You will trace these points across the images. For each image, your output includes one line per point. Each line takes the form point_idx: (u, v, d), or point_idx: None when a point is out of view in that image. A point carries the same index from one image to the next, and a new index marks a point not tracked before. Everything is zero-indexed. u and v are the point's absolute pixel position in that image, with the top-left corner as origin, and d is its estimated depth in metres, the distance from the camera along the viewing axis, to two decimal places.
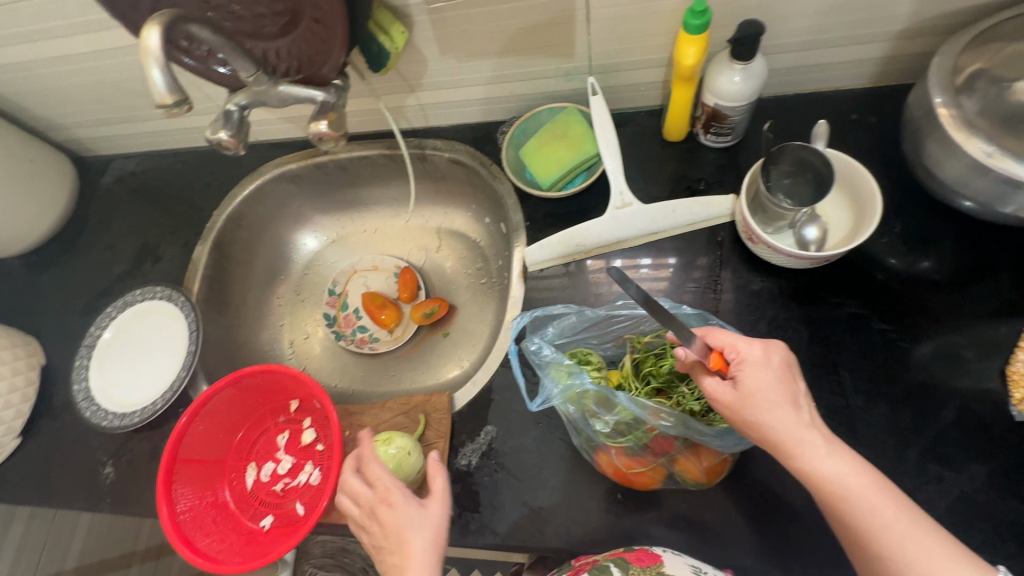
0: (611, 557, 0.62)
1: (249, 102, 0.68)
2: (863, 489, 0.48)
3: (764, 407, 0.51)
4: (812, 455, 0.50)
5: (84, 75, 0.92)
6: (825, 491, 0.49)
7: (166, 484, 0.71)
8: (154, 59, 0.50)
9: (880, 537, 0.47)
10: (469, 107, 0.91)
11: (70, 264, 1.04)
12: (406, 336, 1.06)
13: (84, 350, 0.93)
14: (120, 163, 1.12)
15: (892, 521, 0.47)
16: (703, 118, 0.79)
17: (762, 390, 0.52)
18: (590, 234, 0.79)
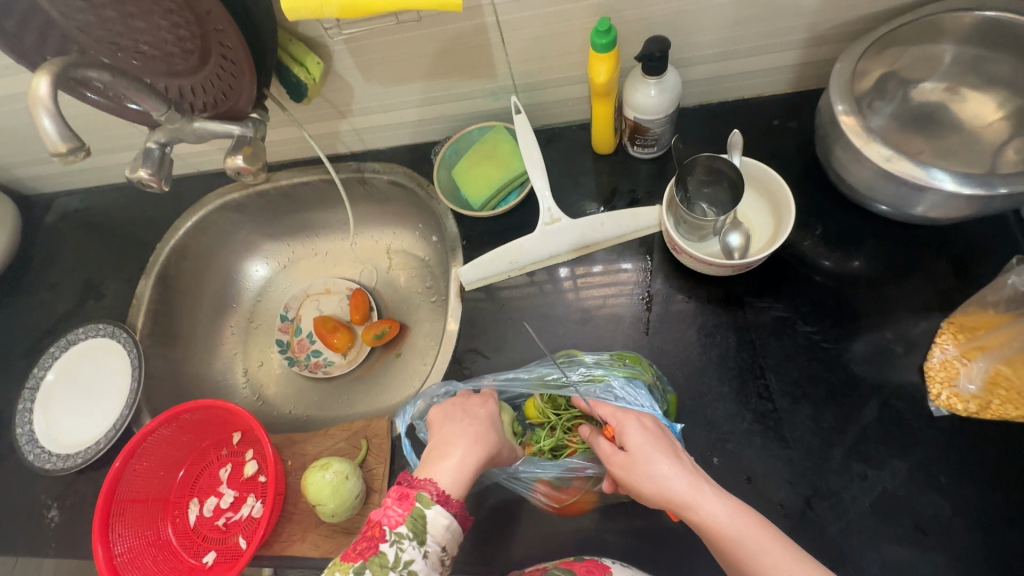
0: (560, 566, 0.63)
1: (170, 139, 0.68)
2: (747, 532, 0.51)
3: (649, 461, 0.56)
4: (698, 504, 0.53)
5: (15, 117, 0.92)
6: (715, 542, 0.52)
7: (101, 526, 0.70)
8: (43, 108, 0.51)
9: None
10: (402, 129, 0.92)
11: (14, 305, 1.03)
12: (359, 358, 1.07)
13: (27, 392, 0.92)
14: (64, 200, 1.12)
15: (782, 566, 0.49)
16: (627, 130, 0.80)
17: (643, 445, 0.58)
18: (522, 251, 0.80)
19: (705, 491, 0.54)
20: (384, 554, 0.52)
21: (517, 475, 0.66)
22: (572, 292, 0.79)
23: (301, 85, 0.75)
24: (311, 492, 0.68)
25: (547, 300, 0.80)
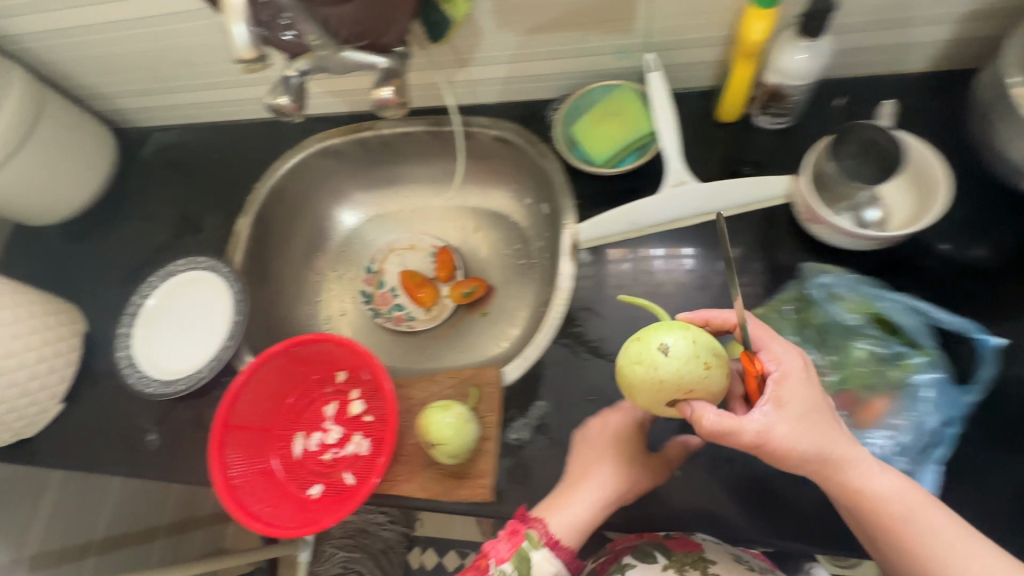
0: (653, 545, 0.77)
1: (311, 68, 0.68)
2: (915, 500, 0.53)
3: (816, 429, 0.52)
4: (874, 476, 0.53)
5: (132, 43, 0.92)
6: (897, 515, 0.53)
7: (218, 447, 0.71)
8: (237, 15, 0.50)
9: (942, 552, 0.51)
10: (518, 83, 0.90)
11: (111, 234, 1.05)
12: (443, 316, 1.06)
13: (128, 318, 0.93)
14: (159, 135, 1.12)
15: (939, 534, 0.52)
16: (762, 98, 0.78)
17: (808, 407, 0.53)
18: (643, 213, 0.79)
19: (876, 465, 0.54)
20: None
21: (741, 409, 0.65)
22: (693, 258, 0.78)
23: (440, 26, 0.74)
24: (433, 434, 0.68)
25: (666, 264, 0.79)
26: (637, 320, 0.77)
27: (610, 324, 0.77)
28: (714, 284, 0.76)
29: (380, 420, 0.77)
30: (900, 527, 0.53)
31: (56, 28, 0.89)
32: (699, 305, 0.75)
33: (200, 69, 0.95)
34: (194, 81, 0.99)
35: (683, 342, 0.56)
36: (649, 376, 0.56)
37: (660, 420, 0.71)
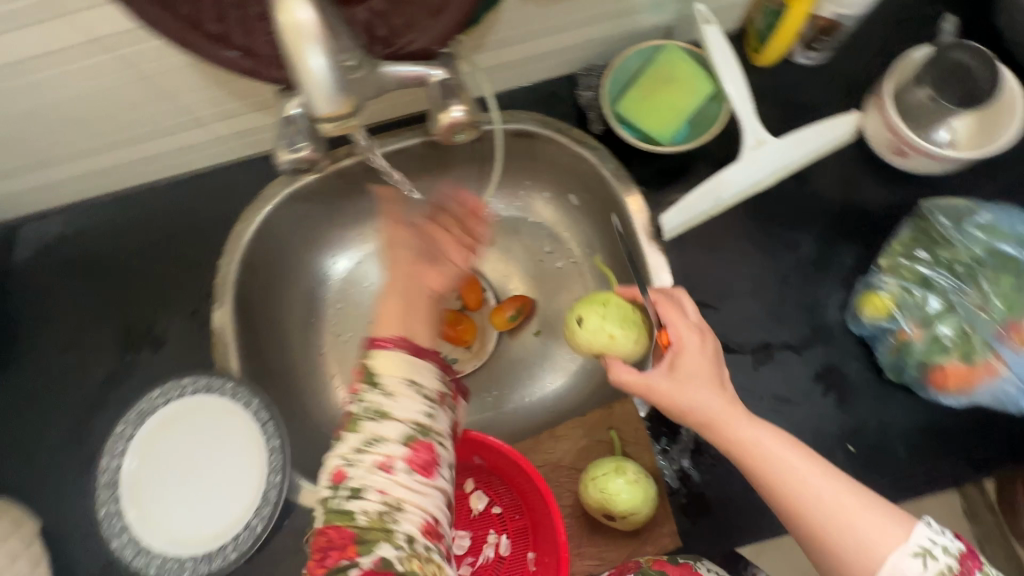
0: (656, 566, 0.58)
1: None
2: (780, 472, 0.50)
3: (694, 384, 0.56)
4: (735, 424, 0.54)
5: None
6: (771, 495, 0.51)
7: None
8: (309, 36, 0.34)
9: (806, 493, 0.49)
10: (534, 62, 0.75)
11: (19, 382, 0.75)
12: (487, 349, 0.90)
13: (104, 492, 0.67)
14: (35, 228, 0.80)
15: (795, 475, 0.50)
16: (810, 32, 0.73)
17: (699, 376, 0.56)
18: (726, 185, 0.71)
19: (785, 447, 0.52)
20: (354, 414, 0.50)
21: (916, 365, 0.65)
22: (783, 221, 0.74)
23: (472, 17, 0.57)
24: (620, 505, 0.58)
25: (760, 234, 0.73)
26: (752, 302, 0.71)
27: (729, 313, 0.71)
28: (812, 244, 0.73)
29: (515, 508, 0.66)
30: (792, 508, 0.49)
31: None
32: (806, 268, 0.72)
33: (89, 126, 0.66)
34: (82, 145, 0.69)
35: (614, 310, 0.65)
36: (592, 332, 0.65)
37: (815, 399, 0.67)
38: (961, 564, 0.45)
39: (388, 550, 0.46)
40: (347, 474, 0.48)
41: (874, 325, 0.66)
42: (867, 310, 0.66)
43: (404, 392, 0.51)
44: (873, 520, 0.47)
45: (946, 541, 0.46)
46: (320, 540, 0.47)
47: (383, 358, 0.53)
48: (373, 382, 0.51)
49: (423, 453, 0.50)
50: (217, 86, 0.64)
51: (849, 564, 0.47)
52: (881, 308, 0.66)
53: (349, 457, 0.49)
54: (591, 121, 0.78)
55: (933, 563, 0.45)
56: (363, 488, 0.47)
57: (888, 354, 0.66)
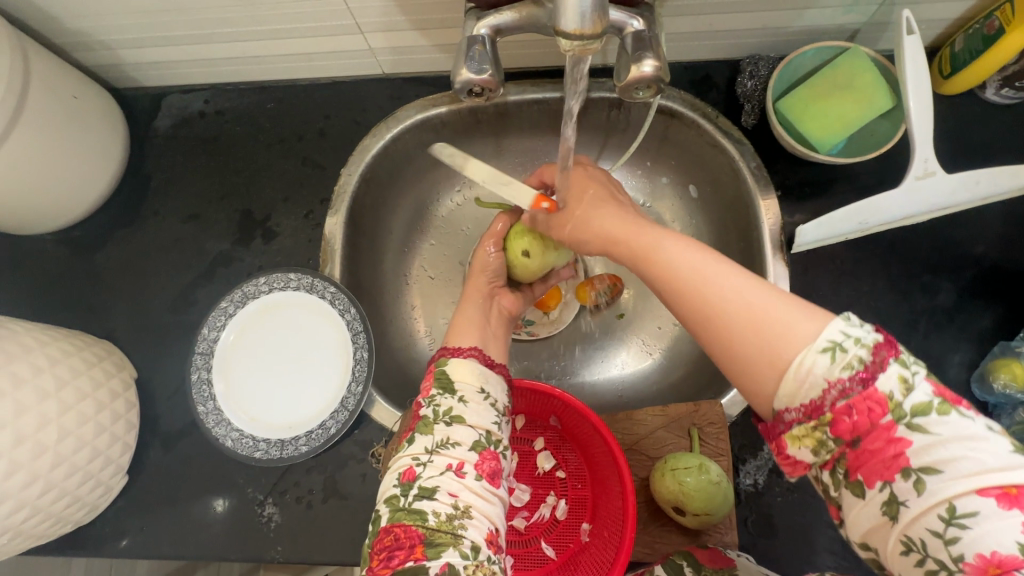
0: (683, 553, 0.59)
1: (517, 26, 0.49)
2: (699, 266, 0.45)
3: (662, 245, 0.49)
4: (668, 250, 0.48)
5: None
6: (674, 290, 0.46)
7: None
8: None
9: (722, 308, 0.43)
10: (700, 40, 0.72)
11: (140, 241, 0.79)
12: (566, 319, 0.85)
13: (200, 359, 0.70)
14: (179, 101, 0.83)
15: (714, 276, 0.44)
16: (1014, 68, 0.66)
17: (594, 212, 0.58)
18: (878, 210, 0.66)
19: (738, 276, 0.44)
20: (426, 415, 0.53)
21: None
22: (927, 263, 0.68)
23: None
24: (695, 500, 0.56)
25: (898, 270, 0.68)
26: None
27: None
28: (954, 294, 0.67)
29: (579, 477, 0.67)
30: (715, 327, 0.43)
31: None
32: (939, 318, 0.67)
33: (259, 11, 0.67)
34: (246, 29, 0.71)
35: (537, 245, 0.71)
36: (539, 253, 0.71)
37: None
38: (873, 355, 0.37)
39: (455, 557, 0.45)
40: (419, 473, 0.50)
41: (1008, 392, 0.61)
42: (1003, 376, 0.61)
43: (476, 399, 0.54)
44: (790, 317, 0.40)
45: (860, 332, 0.38)
46: (386, 539, 0.47)
47: (456, 366, 0.57)
48: (446, 388, 0.55)
49: (489, 460, 0.51)
50: None
51: (762, 368, 0.40)
52: (1022, 378, 0.60)
53: (421, 456, 0.51)
54: (745, 112, 0.74)
55: (841, 359, 0.38)
56: (436, 488, 0.48)
57: (1014, 427, 0.61)
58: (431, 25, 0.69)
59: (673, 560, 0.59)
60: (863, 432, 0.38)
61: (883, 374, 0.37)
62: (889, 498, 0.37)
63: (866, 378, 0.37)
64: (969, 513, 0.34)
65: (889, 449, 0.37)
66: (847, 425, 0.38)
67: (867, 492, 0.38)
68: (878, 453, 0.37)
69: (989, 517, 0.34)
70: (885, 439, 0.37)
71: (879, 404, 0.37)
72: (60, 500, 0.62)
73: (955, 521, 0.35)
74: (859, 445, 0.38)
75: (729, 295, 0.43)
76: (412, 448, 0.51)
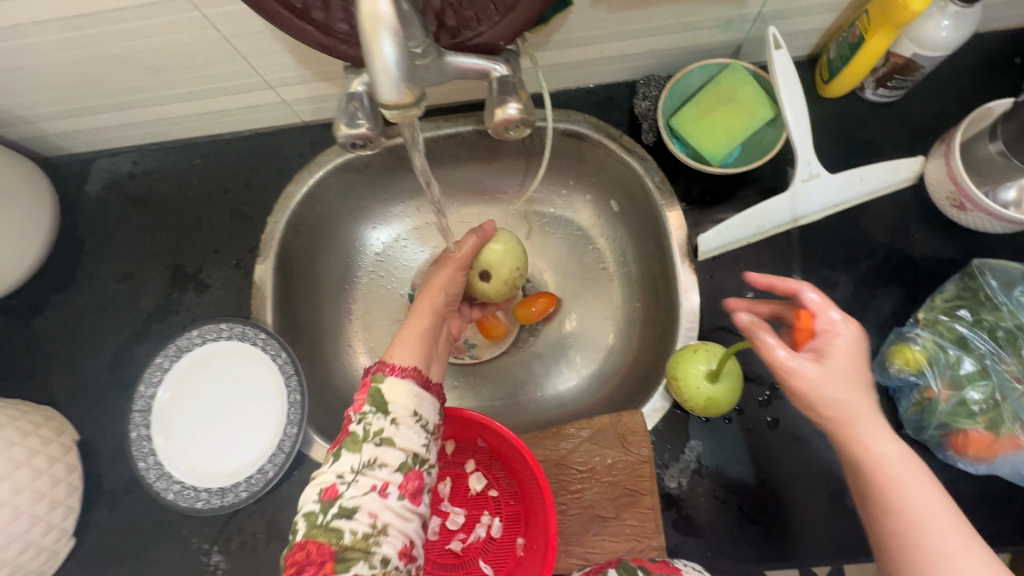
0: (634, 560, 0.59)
1: None
2: (864, 431, 0.47)
3: (878, 442, 0.47)
4: (819, 399, 0.48)
5: (48, 52, 0.64)
6: (880, 496, 0.46)
7: None
8: (384, 25, 0.34)
9: (864, 457, 0.47)
10: (592, 67, 0.76)
11: (76, 304, 0.81)
12: (510, 338, 0.88)
13: (137, 416, 0.71)
14: (107, 163, 0.85)
15: (937, 517, 0.44)
16: (883, 70, 0.71)
17: (852, 369, 0.48)
18: (771, 213, 0.70)
19: (936, 494, 0.45)
20: (355, 431, 0.50)
21: (934, 424, 0.63)
22: (825, 260, 0.72)
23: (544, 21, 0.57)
24: None
25: (798, 268, 0.72)
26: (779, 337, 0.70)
27: (753, 344, 0.70)
28: (852, 287, 0.71)
29: (511, 494, 0.68)
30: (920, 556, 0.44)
31: None
32: (840, 311, 0.70)
33: (168, 76, 0.70)
34: (160, 93, 0.74)
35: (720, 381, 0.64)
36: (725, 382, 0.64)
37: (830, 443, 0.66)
38: None
39: (364, 570, 0.45)
40: (341, 491, 0.48)
41: (901, 377, 0.64)
42: (897, 362, 0.64)
43: (408, 421, 0.52)
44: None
45: None
46: (298, 554, 0.46)
47: (393, 384, 0.53)
48: (380, 407, 0.52)
49: (416, 481, 0.50)
50: (289, 53, 0.67)
51: (928, 552, 0.44)
52: (910, 360, 0.64)
53: (346, 475, 0.48)
54: (642, 131, 0.78)
55: None
56: (356, 508, 0.47)
57: (908, 410, 0.64)
58: (334, 75, 0.72)
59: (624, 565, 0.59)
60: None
61: None
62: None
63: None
64: None
65: None
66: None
67: None
68: None
69: None
70: None
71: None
72: None
73: None
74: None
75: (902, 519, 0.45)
76: (337, 466, 0.49)
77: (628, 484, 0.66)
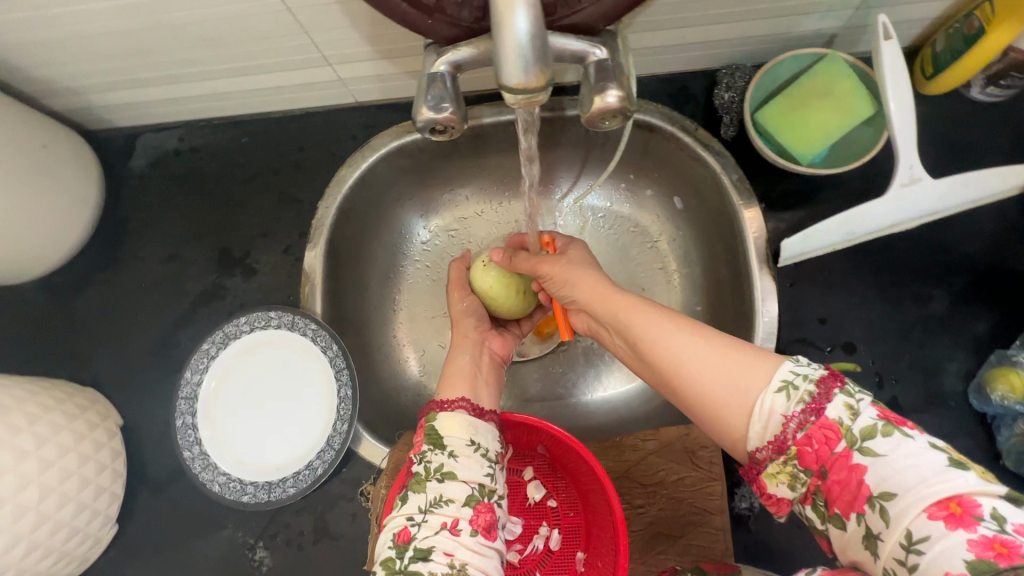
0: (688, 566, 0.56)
1: (476, 58, 0.47)
2: (659, 337, 0.49)
3: (675, 339, 0.48)
4: (642, 321, 0.51)
5: (103, 19, 0.60)
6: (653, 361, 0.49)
7: None
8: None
9: (695, 386, 0.45)
10: (672, 53, 0.70)
11: (120, 284, 0.79)
12: (560, 336, 0.81)
13: (183, 404, 0.69)
14: (153, 138, 0.82)
15: (708, 375, 0.45)
16: (998, 67, 0.64)
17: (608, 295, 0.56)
18: (864, 220, 0.64)
19: (736, 367, 0.44)
20: (416, 471, 0.50)
21: None
22: (917, 272, 0.67)
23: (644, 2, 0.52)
24: None
25: (887, 279, 0.67)
26: (864, 354, 0.65)
27: (834, 359, 0.65)
28: (946, 303, 0.66)
29: (571, 505, 0.65)
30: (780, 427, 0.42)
31: None
32: (932, 328, 0.65)
33: (224, 49, 0.66)
34: (214, 67, 0.70)
35: None
36: None
37: None
38: (819, 389, 0.41)
39: None
40: (414, 534, 0.47)
41: (1006, 404, 0.59)
42: (1000, 388, 0.59)
43: (466, 452, 0.51)
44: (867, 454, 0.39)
45: (809, 369, 0.42)
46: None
47: (446, 419, 0.53)
48: (436, 443, 0.51)
49: (486, 514, 0.49)
50: (354, 27, 0.62)
51: (727, 410, 0.44)
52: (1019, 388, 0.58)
53: (415, 516, 0.48)
54: (722, 124, 0.73)
55: (794, 395, 0.41)
56: (431, 548, 0.45)
57: (1013, 440, 0.59)
58: (398, 54, 0.68)
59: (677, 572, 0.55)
60: (826, 462, 0.40)
61: (831, 404, 0.40)
62: (864, 531, 0.38)
63: (817, 409, 0.40)
64: (923, 538, 0.35)
65: (853, 479, 0.39)
66: (811, 456, 0.40)
67: (847, 524, 0.39)
68: (844, 483, 0.39)
69: (940, 539, 0.34)
70: (847, 468, 0.39)
71: (833, 430, 0.40)
72: (44, 557, 0.61)
73: (914, 548, 0.35)
74: (827, 476, 0.40)
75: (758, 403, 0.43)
76: (405, 508, 0.48)
77: (697, 502, 0.62)
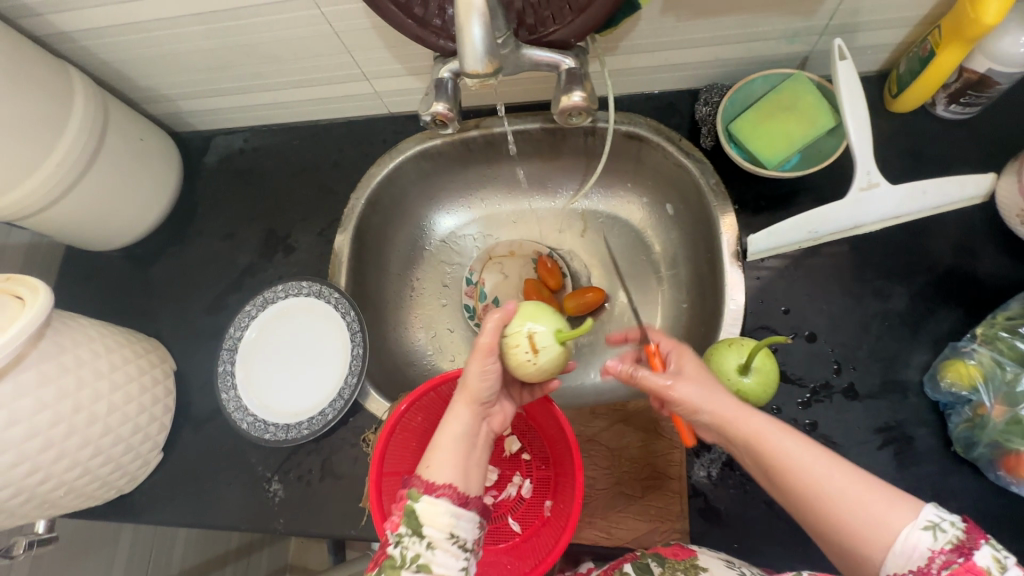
0: (649, 553, 0.61)
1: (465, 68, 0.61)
2: (788, 449, 0.48)
3: (787, 450, 0.48)
4: (767, 437, 0.50)
5: (196, 40, 0.77)
6: (773, 473, 0.49)
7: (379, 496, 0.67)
8: (474, 10, 0.43)
9: (828, 504, 0.46)
10: (658, 73, 0.80)
11: (187, 255, 0.94)
12: None
13: (226, 354, 0.82)
14: (224, 139, 1.00)
15: (836, 489, 0.46)
16: (957, 87, 0.70)
17: (722, 400, 0.53)
18: (827, 220, 0.71)
19: (837, 475, 0.46)
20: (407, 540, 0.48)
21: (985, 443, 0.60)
22: (880, 271, 0.71)
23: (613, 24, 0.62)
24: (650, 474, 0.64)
25: (851, 276, 0.72)
26: (825, 343, 0.70)
27: (797, 347, 0.70)
28: (907, 300, 0.70)
29: (542, 459, 0.73)
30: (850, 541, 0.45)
31: (103, 25, 0.74)
32: (892, 323, 0.69)
33: (285, 66, 0.82)
34: (276, 80, 0.86)
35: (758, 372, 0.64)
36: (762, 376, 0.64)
37: (870, 450, 0.65)
38: (966, 534, 0.42)
39: None
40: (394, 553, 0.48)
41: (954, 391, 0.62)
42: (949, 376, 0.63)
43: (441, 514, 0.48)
44: None
45: (953, 516, 0.43)
46: None
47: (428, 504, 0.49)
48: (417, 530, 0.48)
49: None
50: (386, 48, 0.77)
51: (862, 536, 0.44)
52: (964, 376, 0.62)
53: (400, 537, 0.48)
54: (702, 134, 0.81)
55: (942, 536, 0.42)
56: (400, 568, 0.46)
57: (959, 426, 0.62)
58: (423, 70, 0.81)
59: (642, 559, 0.60)
60: None
61: (978, 551, 0.41)
62: None
63: (965, 552, 0.41)
64: None
65: None
66: None
67: None
68: None
69: None
70: None
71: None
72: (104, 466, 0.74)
73: None
74: None
75: (842, 517, 0.45)
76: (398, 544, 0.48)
77: (657, 467, 0.68)
